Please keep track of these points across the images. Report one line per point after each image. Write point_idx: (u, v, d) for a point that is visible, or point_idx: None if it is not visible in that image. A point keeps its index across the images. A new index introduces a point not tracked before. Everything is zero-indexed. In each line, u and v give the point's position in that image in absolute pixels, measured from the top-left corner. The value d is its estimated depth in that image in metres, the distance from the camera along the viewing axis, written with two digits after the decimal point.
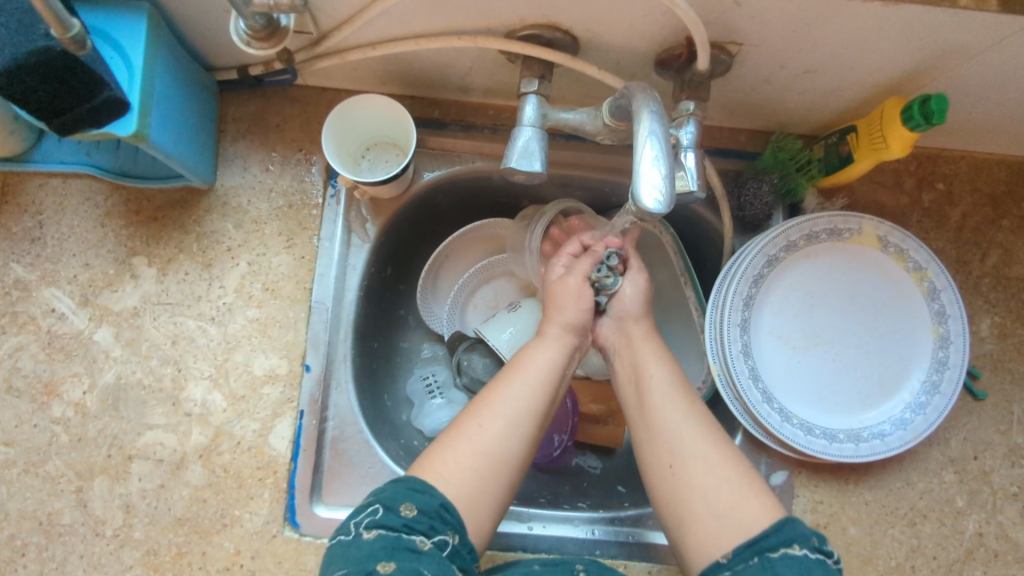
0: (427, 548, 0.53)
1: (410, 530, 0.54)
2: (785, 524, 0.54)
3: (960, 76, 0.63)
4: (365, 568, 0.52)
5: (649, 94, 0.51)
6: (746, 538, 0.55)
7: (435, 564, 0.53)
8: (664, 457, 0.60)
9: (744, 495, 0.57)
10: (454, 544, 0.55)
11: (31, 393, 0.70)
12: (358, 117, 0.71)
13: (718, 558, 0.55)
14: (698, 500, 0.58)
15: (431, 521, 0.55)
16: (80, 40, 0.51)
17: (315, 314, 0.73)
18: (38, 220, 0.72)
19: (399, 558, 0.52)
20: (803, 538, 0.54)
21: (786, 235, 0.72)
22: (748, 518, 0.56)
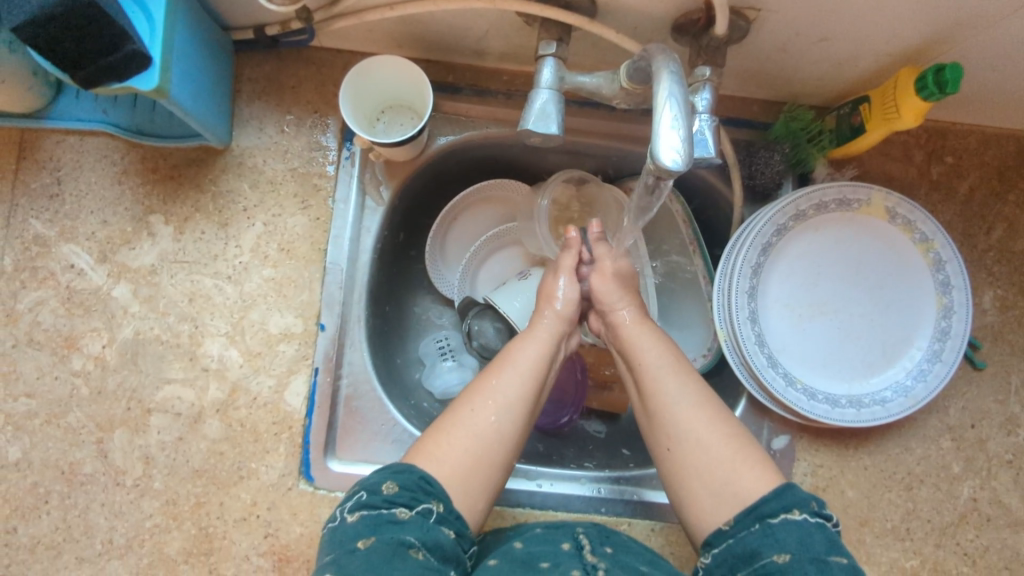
0: (409, 517, 0.55)
1: (390, 503, 0.56)
2: (783, 490, 0.58)
3: (975, 45, 0.63)
4: (348, 546, 0.54)
5: (669, 55, 0.51)
6: (745, 506, 0.58)
7: (421, 529, 0.55)
8: (661, 442, 0.63)
9: (742, 467, 0.60)
10: (439, 512, 0.57)
11: (52, 346, 0.71)
12: (374, 78, 0.71)
13: (720, 525, 0.59)
14: (694, 479, 0.60)
15: (413, 493, 0.57)
16: None
17: (330, 275, 0.74)
18: (56, 177, 0.73)
19: (380, 532, 0.55)
20: (802, 503, 0.57)
21: (795, 204, 0.73)
22: (745, 490, 0.59)
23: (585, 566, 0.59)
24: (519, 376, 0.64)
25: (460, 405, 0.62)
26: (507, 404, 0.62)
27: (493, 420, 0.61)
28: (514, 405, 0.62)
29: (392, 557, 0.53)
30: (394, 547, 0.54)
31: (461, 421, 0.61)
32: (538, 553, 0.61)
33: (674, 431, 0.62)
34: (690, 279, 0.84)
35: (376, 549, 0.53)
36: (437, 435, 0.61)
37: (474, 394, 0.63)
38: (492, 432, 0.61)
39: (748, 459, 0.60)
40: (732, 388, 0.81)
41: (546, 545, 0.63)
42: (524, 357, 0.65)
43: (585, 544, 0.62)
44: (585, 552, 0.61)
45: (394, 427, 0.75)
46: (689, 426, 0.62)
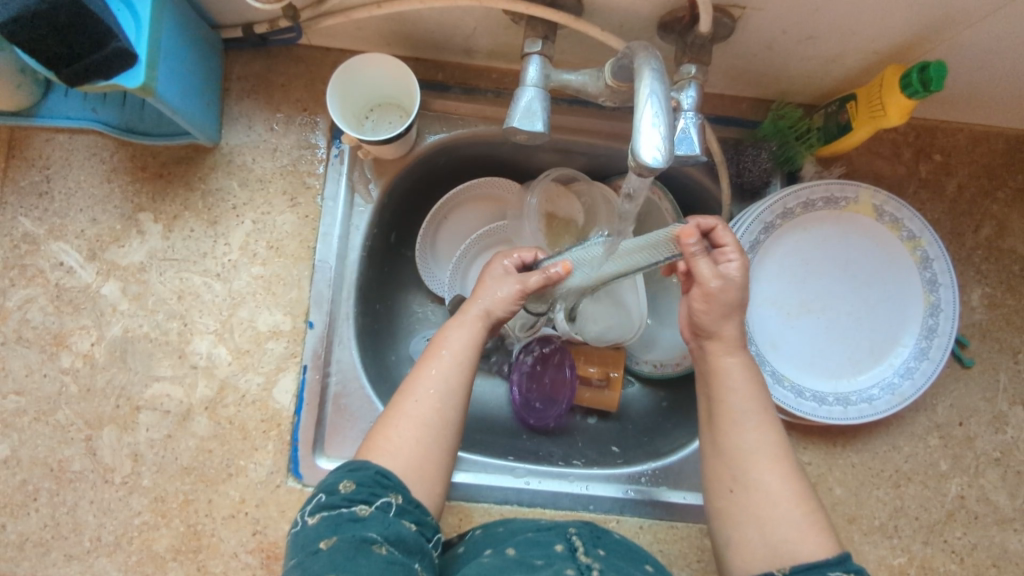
0: (369, 514, 0.55)
1: (349, 503, 0.56)
2: (844, 556, 0.56)
3: (960, 43, 0.64)
4: (311, 548, 0.53)
5: (651, 53, 0.52)
6: (807, 561, 0.57)
7: (382, 525, 0.54)
8: (725, 481, 0.62)
9: (804, 532, 0.58)
10: (398, 504, 0.57)
11: (41, 344, 0.71)
12: (362, 76, 0.71)
13: (774, 571, 0.57)
14: (749, 526, 0.60)
15: (371, 489, 0.57)
16: None
17: (319, 273, 0.74)
18: (45, 174, 0.73)
19: (342, 531, 0.53)
20: (862, 571, 0.56)
21: (783, 202, 0.74)
22: (798, 549, 0.58)
23: (580, 566, 0.58)
24: (453, 362, 0.64)
25: (401, 398, 0.63)
26: (448, 389, 0.63)
27: (435, 406, 0.62)
28: (452, 388, 0.63)
29: (355, 553, 0.51)
30: (356, 544, 0.52)
31: (405, 412, 0.62)
32: (532, 553, 0.61)
33: (743, 475, 0.61)
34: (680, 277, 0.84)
35: (338, 547, 0.52)
36: (386, 427, 0.61)
37: (412, 386, 0.63)
38: (436, 417, 0.62)
39: (810, 521, 0.59)
40: None
41: (538, 547, 0.61)
42: (456, 344, 0.65)
43: (579, 546, 0.62)
44: (579, 554, 0.61)
45: None
46: (761, 476, 0.61)
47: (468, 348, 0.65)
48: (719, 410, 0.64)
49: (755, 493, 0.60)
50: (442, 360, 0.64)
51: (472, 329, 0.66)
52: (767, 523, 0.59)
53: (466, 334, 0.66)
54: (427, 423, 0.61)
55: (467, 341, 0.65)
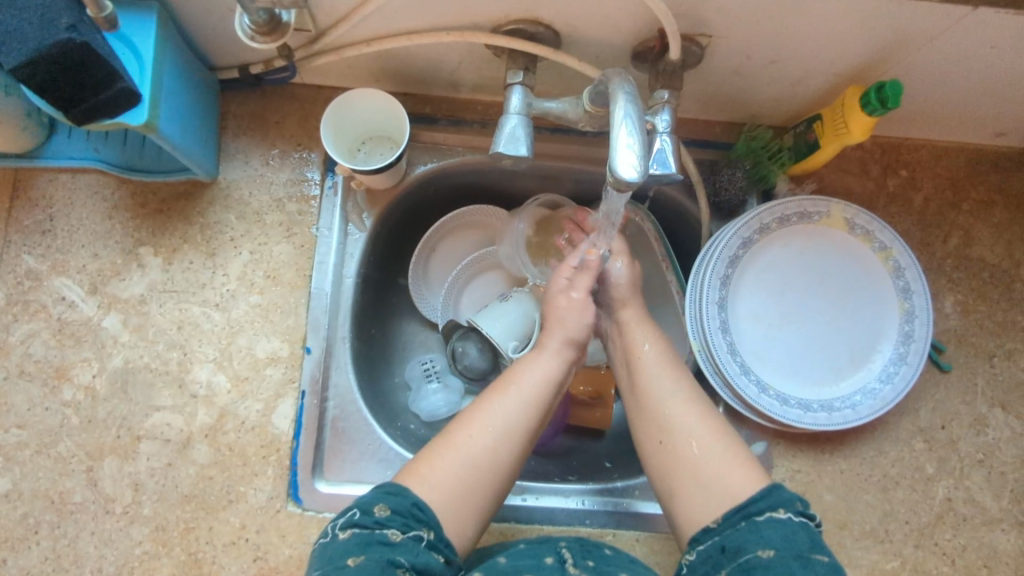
0: (401, 540, 0.56)
1: (382, 526, 0.57)
2: (771, 489, 0.60)
3: (915, 62, 0.68)
4: (338, 563, 0.55)
5: (624, 78, 0.55)
6: (735, 505, 0.60)
7: (411, 553, 0.56)
8: (655, 436, 0.67)
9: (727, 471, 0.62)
10: (429, 539, 0.58)
11: (42, 377, 0.73)
12: (354, 111, 0.75)
13: (708, 525, 0.61)
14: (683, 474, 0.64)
15: (404, 519, 0.58)
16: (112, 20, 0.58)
17: (315, 300, 0.76)
18: (48, 213, 0.75)
19: (370, 551, 0.55)
20: (789, 502, 0.59)
21: (759, 218, 0.77)
22: (731, 484, 0.61)
23: None
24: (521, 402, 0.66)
25: (456, 431, 0.64)
26: (504, 430, 0.64)
27: (490, 446, 0.63)
28: (513, 433, 0.64)
29: (382, 575, 0.53)
30: (382, 565, 0.54)
31: (458, 446, 0.63)
32: (524, 566, 0.61)
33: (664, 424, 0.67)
34: (664, 294, 0.87)
35: (365, 566, 0.54)
36: (431, 458, 0.62)
37: (473, 419, 0.65)
38: (488, 455, 0.63)
39: (732, 450, 0.64)
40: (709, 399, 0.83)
41: (530, 559, 0.63)
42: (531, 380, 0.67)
43: (569, 557, 0.63)
44: (569, 565, 0.62)
45: (381, 446, 0.76)
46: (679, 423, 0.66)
47: (535, 382, 0.67)
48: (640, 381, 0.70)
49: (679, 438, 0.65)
50: (504, 403, 0.65)
51: (546, 363, 0.69)
52: (698, 472, 0.63)
53: (546, 370, 0.68)
54: (477, 460, 0.62)
55: (541, 380, 0.68)
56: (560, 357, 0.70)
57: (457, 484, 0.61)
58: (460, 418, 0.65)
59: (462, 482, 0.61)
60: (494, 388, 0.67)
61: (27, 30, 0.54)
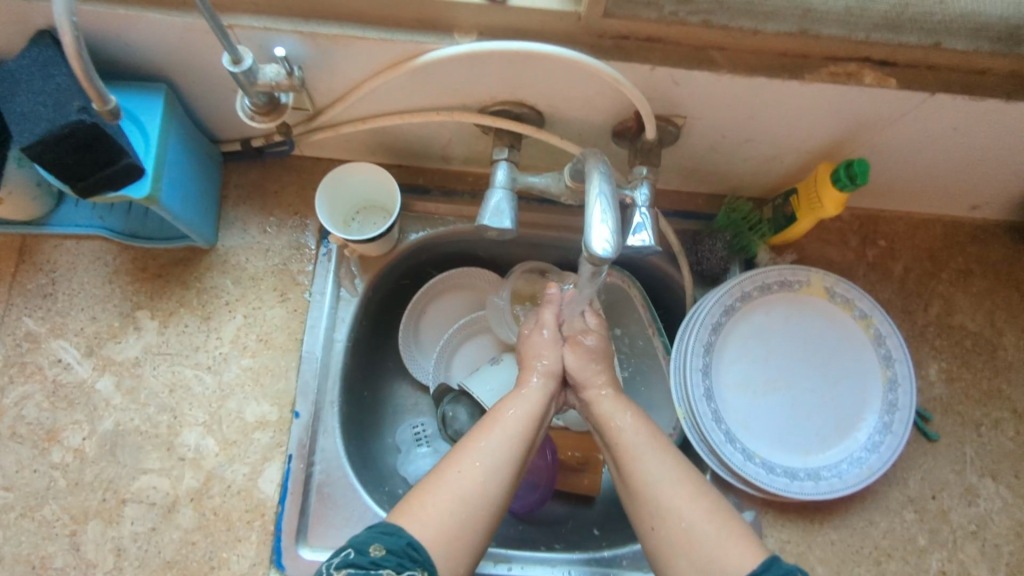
0: None
1: (376, 566, 0.56)
2: (770, 561, 0.58)
3: (882, 141, 0.72)
4: None
5: (599, 158, 0.59)
6: None
7: None
8: (646, 520, 0.63)
9: (722, 545, 0.59)
10: None
11: (33, 439, 0.73)
12: (348, 182, 0.78)
13: None
14: (680, 557, 0.60)
15: (400, 558, 0.56)
16: (115, 111, 0.56)
17: (305, 364, 0.78)
18: (51, 277, 0.78)
19: None
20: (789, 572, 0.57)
21: (740, 287, 0.79)
22: (730, 565, 0.58)
23: None
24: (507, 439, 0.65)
25: (446, 467, 0.63)
26: (492, 467, 0.63)
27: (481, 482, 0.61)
28: (501, 467, 0.63)
29: None
30: None
31: (447, 483, 0.61)
32: None
33: (657, 509, 0.62)
34: (652, 361, 0.89)
35: None
36: (421, 497, 0.61)
37: (461, 456, 0.63)
38: (477, 492, 0.61)
39: (727, 530, 0.60)
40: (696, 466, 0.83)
41: None
42: (516, 416, 0.67)
43: None
44: None
45: (365, 511, 0.76)
46: (672, 503, 0.62)
47: (521, 415, 0.67)
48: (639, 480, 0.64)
49: (672, 522, 0.61)
50: (490, 437, 0.65)
51: (529, 401, 0.69)
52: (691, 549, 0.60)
53: (530, 406, 0.68)
54: (465, 498, 0.61)
55: (526, 413, 0.68)
56: (541, 392, 0.70)
57: (451, 523, 0.59)
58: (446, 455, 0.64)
59: (451, 521, 0.59)
60: (482, 424, 0.66)
61: (40, 111, 0.57)
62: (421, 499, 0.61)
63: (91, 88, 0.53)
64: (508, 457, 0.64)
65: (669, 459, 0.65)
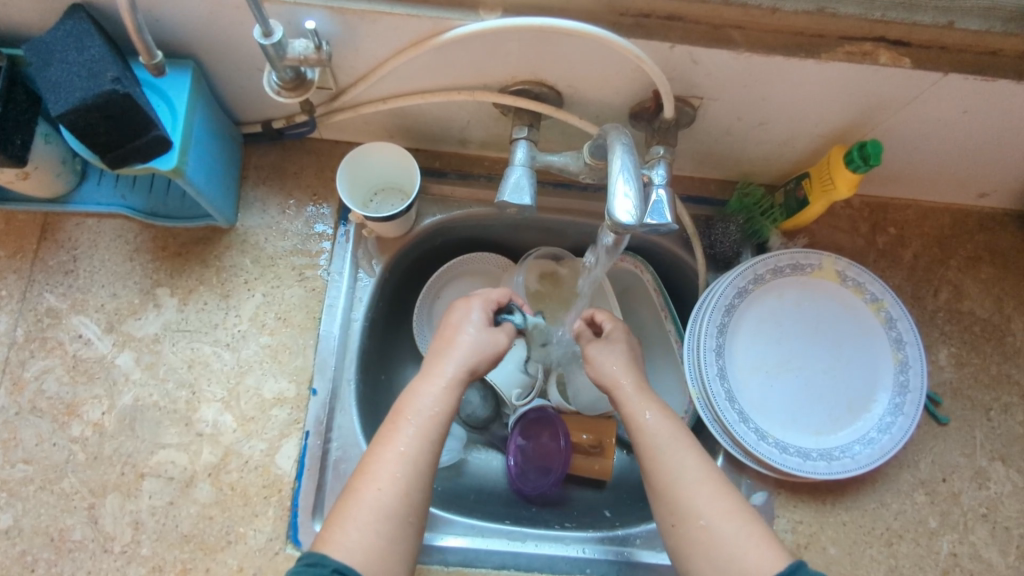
0: None
1: None
2: (795, 568, 0.58)
3: (894, 124, 0.73)
4: None
5: (622, 133, 0.60)
6: None
7: None
8: (667, 518, 0.63)
9: (747, 545, 0.60)
10: None
11: (53, 413, 0.74)
12: (367, 163, 0.79)
13: None
14: (699, 556, 0.60)
15: None
16: (159, 66, 0.61)
17: (323, 343, 0.79)
18: (72, 255, 0.79)
19: None
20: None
21: (752, 269, 0.80)
22: (754, 562, 0.59)
23: None
24: (417, 447, 0.62)
25: (363, 485, 0.61)
26: (410, 475, 0.61)
27: (399, 494, 0.60)
28: (416, 475, 0.62)
29: None
30: None
31: (366, 501, 0.60)
32: None
33: (677, 507, 0.62)
34: (665, 345, 0.90)
35: None
36: (345, 521, 0.59)
37: (375, 469, 0.61)
38: (400, 505, 0.60)
39: (748, 531, 0.60)
40: (709, 448, 0.83)
41: None
42: (421, 417, 0.64)
43: None
44: None
45: None
46: (691, 501, 0.62)
47: (433, 411, 0.65)
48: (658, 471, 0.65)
49: (692, 519, 0.62)
50: (397, 450, 0.62)
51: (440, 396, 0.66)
52: (710, 548, 0.60)
53: (439, 399, 0.65)
54: (390, 513, 0.59)
55: (434, 409, 0.65)
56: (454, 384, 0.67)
57: (378, 543, 0.58)
58: (361, 469, 0.62)
59: (376, 541, 0.58)
60: (390, 426, 0.64)
61: (75, 81, 0.59)
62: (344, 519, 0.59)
63: (140, 41, 0.57)
64: (421, 465, 0.62)
65: (690, 459, 0.65)
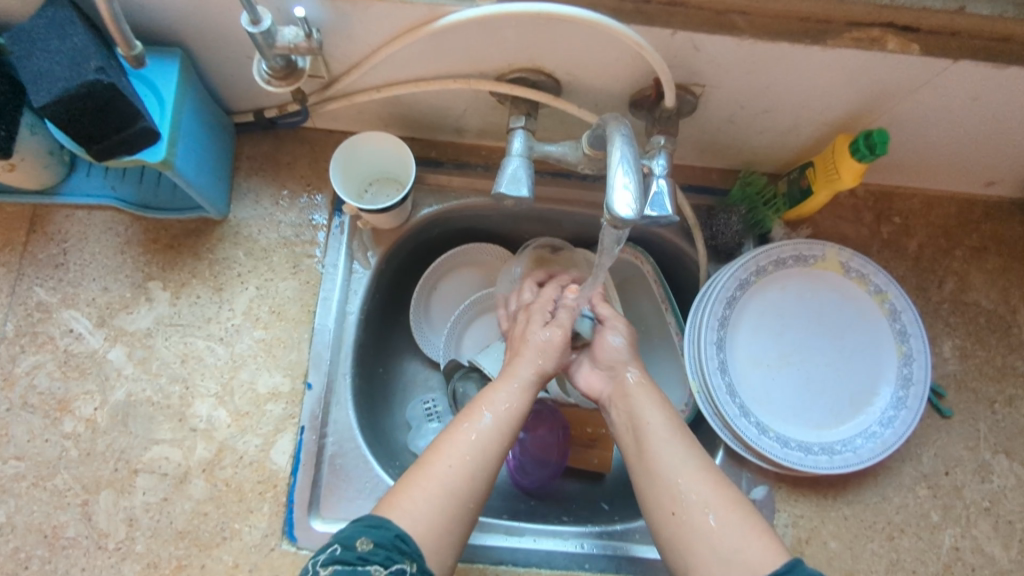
0: None
1: (365, 561, 0.56)
2: (793, 564, 0.57)
3: (901, 112, 0.71)
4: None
5: (621, 122, 0.58)
6: None
7: None
8: (667, 505, 0.62)
9: (749, 538, 0.59)
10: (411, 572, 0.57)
11: (45, 409, 0.73)
12: (361, 153, 0.78)
13: None
14: (702, 546, 0.60)
15: (389, 551, 0.56)
16: (138, 58, 0.60)
17: (318, 337, 0.77)
18: (62, 248, 0.78)
19: None
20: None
21: (754, 261, 0.79)
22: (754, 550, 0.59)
23: None
24: (492, 431, 0.65)
25: (428, 460, 0.63)
26: (480, 458, 0.63)
27: (468, 475, 0.62)
28: (488, 457, 0.63)
29: None
30: None
31: (433, 475, 0.61)
32: None
33: (680, 496, 0.62)
34: (665, 336, 0.89)
35: None
36: (410, 488, 0.61)
37: (447, 447, 0.64)
38: (466, 484, 0.62)
39: (742, 524, 0.60)
40: (710, 442, 0.83)
41: None
42: (497, 409, 0.67)
43: None
44: None
45: (379, 483, 0.76)
46: (695, 492, 0.62)
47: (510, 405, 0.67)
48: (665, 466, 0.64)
49: (696, 511, 0.61)
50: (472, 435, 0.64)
51: (517, 392, 0.69)
52: (711, 539, 0.60)
53: (515, 393, 0.68)
54: (453, 491, 0.61)
55: (512, 402, 0.67)
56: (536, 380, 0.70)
57: (439, 518, 0.60)
58: (432, 445, 0.64)
59: (433, 513, 0.60)
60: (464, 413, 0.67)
61: (57, 70, 0.57)
62: (405, 492, 0.61)
63: (117, 32, 0.56)
64: (496, 449, 0.64)
65: (699, 455, 0.64)
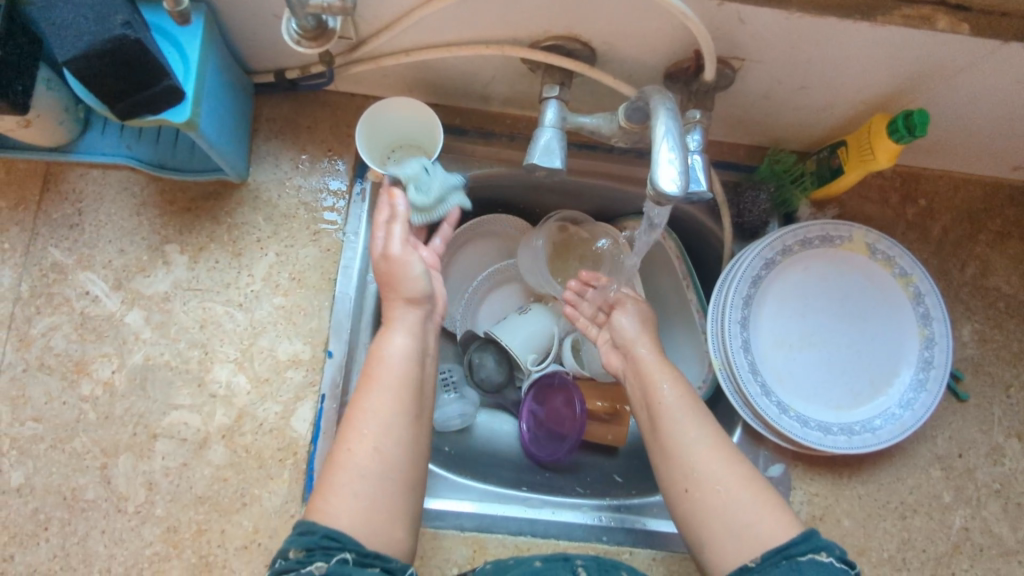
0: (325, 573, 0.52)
1: (303, 565, 0.53)
2: (808, 533, 0.57)
3: (941, 93, 0.70)
4: None
5: (665, 96, 0.56)
6: (774, 546, 0.57)
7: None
8: (679, 482, 0.62)
9: (761, 509, 0.59)
10: (354, 558, 0.54)
11: (62, 371, 0.72)
12: (386, 119, 0.76)
13: (746, 563, 0.57)
14: (713, 521, 0.60)
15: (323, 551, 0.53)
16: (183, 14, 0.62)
17: (339, 305, 0.76)
18: (77, 208, 0.76)
19: None
20: (829, 546, 0.57)
21: (781, 240, 0.78)
22: (764, 532, 0.58)
23: None
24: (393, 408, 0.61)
25: (336, 450, 0.59)
26: (382, 433, 0.60)
27: (378, 457, 0.59)
28: (395, 436, 0.60)
29: None
30: None
31: (343, 465, 0.58)
32: None
33: (693, 473, 0.62)
34: (686, 313, 0.88)
35: None
36: (330, 484, 0.58)
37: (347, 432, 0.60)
38: (380, 466, 0.59)
39: (762, 497, 0.60)
40: (727, 419, 0.83)
41: None
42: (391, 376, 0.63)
43: None
44: None
45: None
46: (711, 468, 0.61)
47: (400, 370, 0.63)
48: (685, 446, 0.63)
49: (710, 486, 0.61)
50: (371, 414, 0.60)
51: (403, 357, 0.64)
52: (726, 514, 0.59)
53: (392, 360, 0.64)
54: (371, 475, 0.58)
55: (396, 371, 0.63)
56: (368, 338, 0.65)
57: (362, 507, 0.57)
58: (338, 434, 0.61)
59: (359, 507, 0.57)
60: (365, 392, 0.62)
61: (82, 24, 0.55)
62: (327, 488, 0.58)
63: None
64: (398, 420, 0.61)
65: (721, 443, 0.63)
